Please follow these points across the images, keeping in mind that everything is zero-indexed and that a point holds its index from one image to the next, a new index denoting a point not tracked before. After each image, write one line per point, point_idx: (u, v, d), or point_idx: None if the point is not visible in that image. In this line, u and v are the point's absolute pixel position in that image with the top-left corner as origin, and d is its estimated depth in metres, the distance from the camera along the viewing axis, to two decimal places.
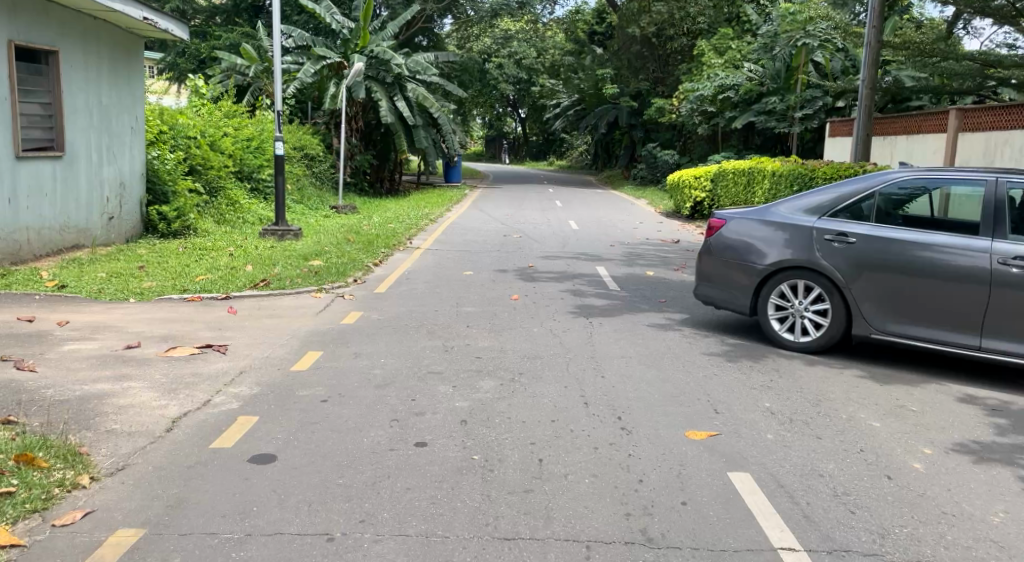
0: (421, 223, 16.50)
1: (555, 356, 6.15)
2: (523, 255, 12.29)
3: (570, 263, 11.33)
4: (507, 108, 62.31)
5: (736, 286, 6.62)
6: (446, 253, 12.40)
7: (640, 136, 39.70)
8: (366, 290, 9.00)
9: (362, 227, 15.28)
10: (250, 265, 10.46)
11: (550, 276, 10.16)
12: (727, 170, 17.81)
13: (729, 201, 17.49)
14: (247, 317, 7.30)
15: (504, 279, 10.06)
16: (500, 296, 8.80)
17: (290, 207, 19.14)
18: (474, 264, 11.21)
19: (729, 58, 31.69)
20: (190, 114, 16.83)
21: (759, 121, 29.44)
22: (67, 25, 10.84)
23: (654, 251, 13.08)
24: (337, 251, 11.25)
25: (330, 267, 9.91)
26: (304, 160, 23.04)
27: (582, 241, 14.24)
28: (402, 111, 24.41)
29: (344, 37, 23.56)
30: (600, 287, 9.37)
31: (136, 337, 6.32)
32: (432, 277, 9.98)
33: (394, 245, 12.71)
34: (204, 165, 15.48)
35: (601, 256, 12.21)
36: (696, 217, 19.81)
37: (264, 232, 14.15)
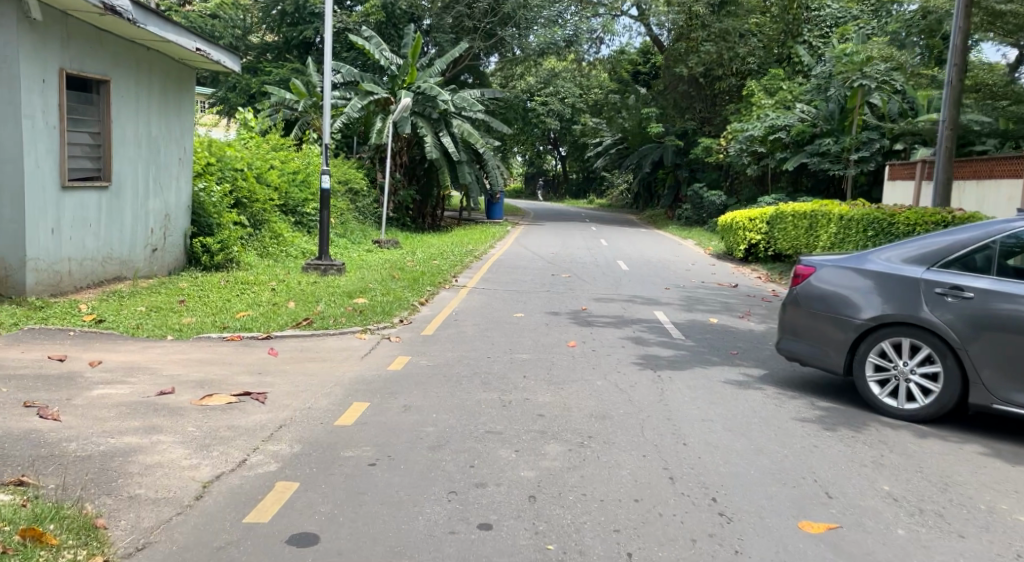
0: (467, 260, 16.03)
1: (626, 416, 5.53)
2: (576, 296, 11.71)
3: (626, 307, 10.73)
4: (548, 146, 62.20)
5: (830, 342, 6.06)
6: (494, 292, 11.87)
7: (686, 176, 39.03)
8: (413, 331, 8.48)
9: (406, 262, 14.84)
10: (292, 302, 10.02)
11: (607, 321, 9.57)
12: (785, 212, 17.09)
13: (789, 244, 16.77)
14: (289, 360, 6.81)
15: (558, 322, 9.48)
16: (556, 342, 8.21)
17: (333, 241, 18.85)
18: (526, 304, 10.67)
19: (779, 98, 30.98)
20: (236, 147, 16.65)
21: (812, 163, 28.74)
22: (120, 54, 10.62)
23: (713, 296, 12.42)
24: (383, 289, 10.77)
25: (375, 306, 9.43)
26: (348, 194, 22.83)
27: (636, 283, 13.61)
28: (447, 146, 24.14)
29: (392, 73, 23.62)
30: (662, 335, 8.75)
31: (170, 381, 5.85)
32: (481, 319, 9.44)
33: (440, 282, 12.22)
34: (250, 198, 15.27)
35: (657, 300, 11.59)
36: (751, 259, 19.08)
37: (307, 266, 13.80)
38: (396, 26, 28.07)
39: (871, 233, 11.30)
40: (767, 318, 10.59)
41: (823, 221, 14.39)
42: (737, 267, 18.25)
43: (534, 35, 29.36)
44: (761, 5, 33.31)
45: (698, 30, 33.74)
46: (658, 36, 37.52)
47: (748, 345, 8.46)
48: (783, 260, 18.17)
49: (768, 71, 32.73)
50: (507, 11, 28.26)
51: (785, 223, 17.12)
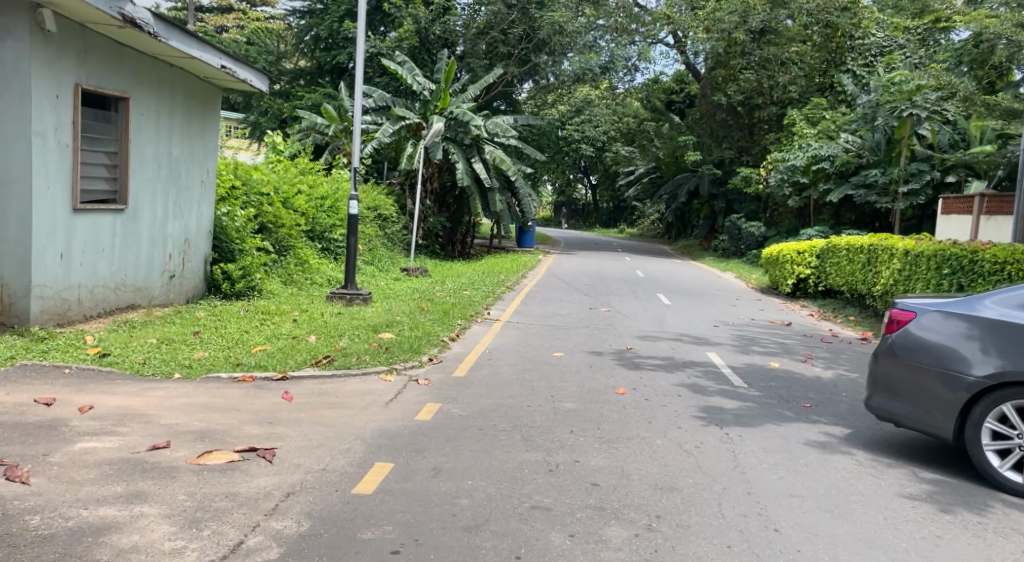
0: (499, 291, 15.27)
1: (696, 490, 4.67)
2: (619, 332, 10.86)
3: (675, 347, 9.87)
4: (578, 174, 61.51)
5: (935, 403, 5.40)
6: (531, 327, 11.07)
7: (722, 207, 38.00)
8: (445, 371, 7.69)
9: (436, 293, 14.11)
10: (314, 335, 9.27)
11: (657, 363, 8.72)
12: (838, 246, 16.19)
13: (841, 281, 15.84)
14: (306, 405, 6.05)
15: (604, 363, 8.65)
16: (603, 387, 7.38)
17: (360, 269, 18.21)
18: (566, 342, 9.85)
19: (822, 128, 29.96)
20: (263, 170, 16.12)
21: (857, 194, 27.74)
22: (142, 70, 10.05)
23: (766, 336, 11.51)
24: (410, 322, 10.03)
25: (402, 341, 8.67)
26: (377, 220, 22.23)
27: (681, 318, 12.72)
28: (479, 173, 23.51)
29: (424, 98, 23.07)
30: (721, 381, 7.88)
31: (168, 431, 5.10)
32: (519, 358, 8.63)
33: (472, 315, 11.44)
34: (276, 224, 14.71)
35: (708, 339, 10.71)
36: (798, 294, 18.13)
37: (332, 296, 13.14)
38: (430, 51, 27.64)
39: (944, 271, 10.39)
40: (831, 363, 9.68)
41: (883, 256, 13.46)
42: (785, 303, 17.27)
43: (569, 61, 28.73)
44: (803, 33, 32.44)
45: (738, 58, 32.90)
46: (695, 64, 36.73)
47: (818, 397, 7.56)
48: (834, 296, 17.17)
49: (810, 100, 31.78)
50: (543, 37, 27.65)
51: (838, 258, 16.16)
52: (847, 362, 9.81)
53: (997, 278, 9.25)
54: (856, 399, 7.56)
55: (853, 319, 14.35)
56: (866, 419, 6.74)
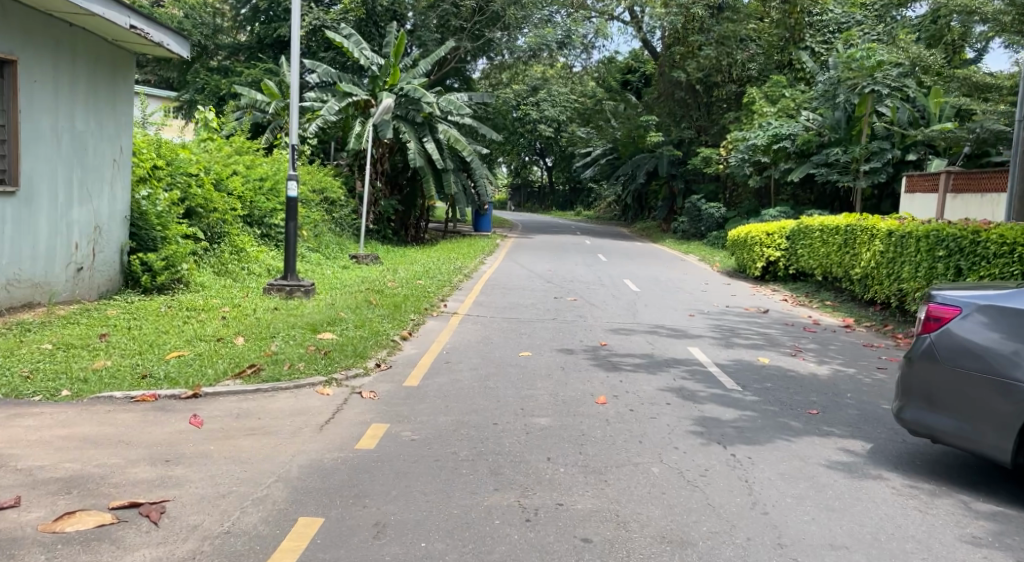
0: (455, 279, 14.13)
1: (715, 546, 3.66)
2: (590, 326, 9.83)
3: (653, 342, 8.87)
4: (533, 156, 60.32)
5: (986, 417, 4.52)
6: (491, 321, 9.98)
7: (681, 188, 37.24)
8: (397, 380, 6.55)
9: (386, 283, 12.93)
10: (241, 336, 8.04)
11: (637, 362, 7.69)
12: (810, 226, 15.42)
13: (815, 263, 15.06)
14: (220, 433, 4.87)
15: (578, 363, 7.60)
16: (580, 396, 6.33)
17: (304, 256, 16.87)
18: (533, 339, 8.77)
19: (782, 106, 29.29)
20: (192, 150, 14.69)
21: (819, 173, 27.10)
22: (32, 29, 8.65)
23: (747, 325, 10.59)
24: (355, 318, 8.87)
25: (343, 343, 7.50)
26: (323, 203, 20.83)
27: (653, 307, 11.76)
28: (431, 153, 22.22)
29: (372, 74, 21.68)
30: (713, 383, 6.87)
31: (25, 480, 3.91)
32: (481, 360, 7.52)
33: (426, 308, 10.29)
34: (205, 207, 13.56)
35: (685, 331, 9.74)
36: (767, 278, 17.34)
37: (269, 288, 11.91)
38: (377, 24, 26.17)
39: (938, 254, 9.57)
40: (823, 357, 8.78)
41: (862, 237, 12.64)
42: (756, 286, 16.45)
43: (524, 36, 27.56)
44: (760, 10, 31.78)
45: (697, 34, 32.15)
46: (652, 41, 35.85)
47: (822, 400, 6.60)
48: (805, 279, 16.40)
49: (769, 78, 31.01)
50: (496, 10, 26.52)
51: (811, 239, 15.35)
52: (840, 354, 8.91)
53: (1005, 260, 8.41)
54: (864, 402, 6.62)
55: (830, 304, 13.56)
56: (886, 427, 5.79)
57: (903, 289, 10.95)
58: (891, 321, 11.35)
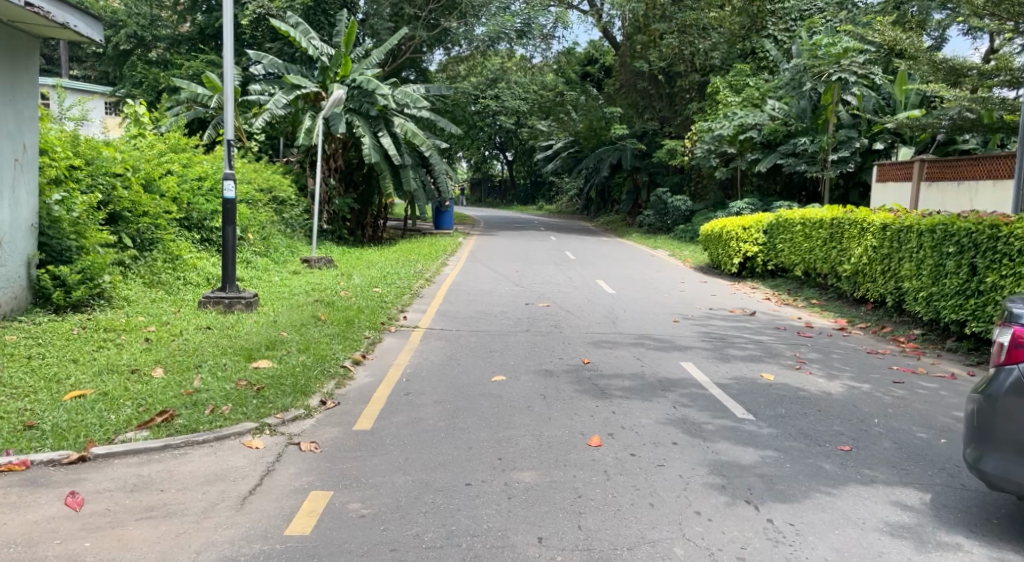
0: (414, 284, 12.96)
1: None
2: (568, 339, 8.74)
3: (641, 357, 7.82)
4: (493, 151, 59.11)
5: None
6: (456, 335, 8.87)
7: (645, 181, 36.32)
8: (344, 423, 5.41)
9: (338, 291, 11.74)
10: (161, 367, 6.92)
11: (626, 386, 6.58)
12: (791, 219, 14.54)
13: (797, 258, 14.17)
14: (104, 520, 3.78)
15: (560, 389, 6.49)
16: (567, 436, 5.24)
17: (250, 261, 15.53)
18: (505, 358, 7.64)
19: (746, 95, 28.49)
20: (118, 149, 13.28)
21: (787, 164, 26.34)
22: None
23: (736, 331, 9.61)
24: (297, 338, 7.73)
25: (281, 373, 6.36)
26: (271, 203, 19.42)
27: (632, 312, 10.78)
28: (387, 148, 20.93)
29: (322, 64, 20.34)
30: (721, 410, 5.78)
31: None
32: (447, 388, 6.39)
33: (381, 322, 9.14)
34: (134, 211, 12.38)
35: (674, 341, 8.66)
36: (744, 274, 16.44)
37: (205, 301, 10.72)
38: (326, 12, 24.70)
39: (947, 250, 8.71)
40: (830, 367, 7.79)
41: (851, 231, 11.71)
42: (734, 284, 15.53)
43: (482, 25, 26.32)
44: None
45: (659, 22, 31.25)
46: (612, 31, 34.81)
47: (850, 428, 5.56)
48: (785, 275, 15.52)
49: (733, 67, 30.14)
50: None
51: (792, 233, 14.45)
52: (847, 364, 7.88)
53: None
54: (899, 429, 5.59)
55: (817, 302, 12.63)
56: (939, 469, 4.78)
57: (902, 288, 10.04)
58: (887, 321, 10.46)
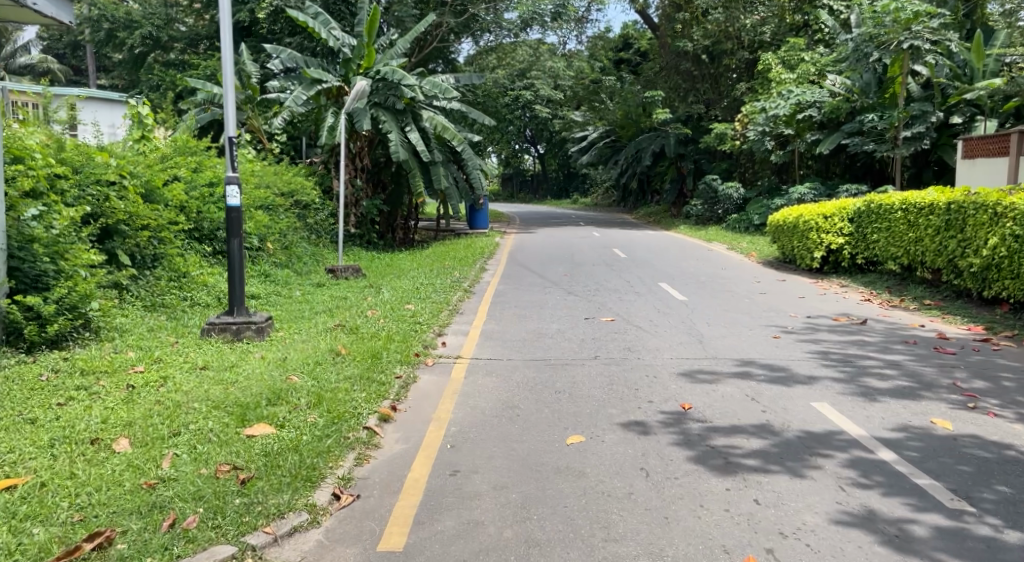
0: (453, 296, 11.19)
1: None
2: (652, 370, 6.87)
3: (760, 396, 5.96)
4: (524, 145, 57.33)
5: None
6: (511, 368, 7.07)
7: (690, 168, 34.17)
8: (362, 540, 3.71)
9: (366, 309, 10.00)
10: (125, 436, 5.25)
11: (759, 449, 4.73)
12: (886, 205, 12.54)
13: (898, 248, 12.16)
14: None
15: (667, 456, 4.66)
16: (704, 554, 3.48)
17: (270, 272, 13.91)
18: (578, 404, 5.82)
19: (802, 71, 26.26)
20: (113, 154, 11.69)
21: (852, 143, 23.95)
22: None
23: (862, 350, 7.69)
24: (309, 385, 5.99)
25: (279, 449, 4.64)
26: (294, 207, 17.79)
27: (718, 326, 8.91)
28: (416, 144, 19.14)
29: (344, 57, 18.71)
30: (922, 498, 3.93)
31: None
32: (509, 461, 4.61)
33: (416, 353, 7.36)
34: (132, 223, 10.77)
35: (789, 369, 6.74)
36: (827, 269, 14.46)
37: (209, 328, 9.09)
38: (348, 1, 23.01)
39: None
40: (1018, 401, 5.85)
41: (977, 218, 9.77)
42: (818, 282, 13.55)
43: (514, 9, 24.55)
44: None
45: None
46: (650, 11, 32.72)
47: None
48: (878, 269, 13.46)
49: (785, 41, 27.84)
50: None
51: (889, 221, 12.44)
52: None
53: None
54: None
55: (933, 304, 10.60)
56: None
57: None
58: None
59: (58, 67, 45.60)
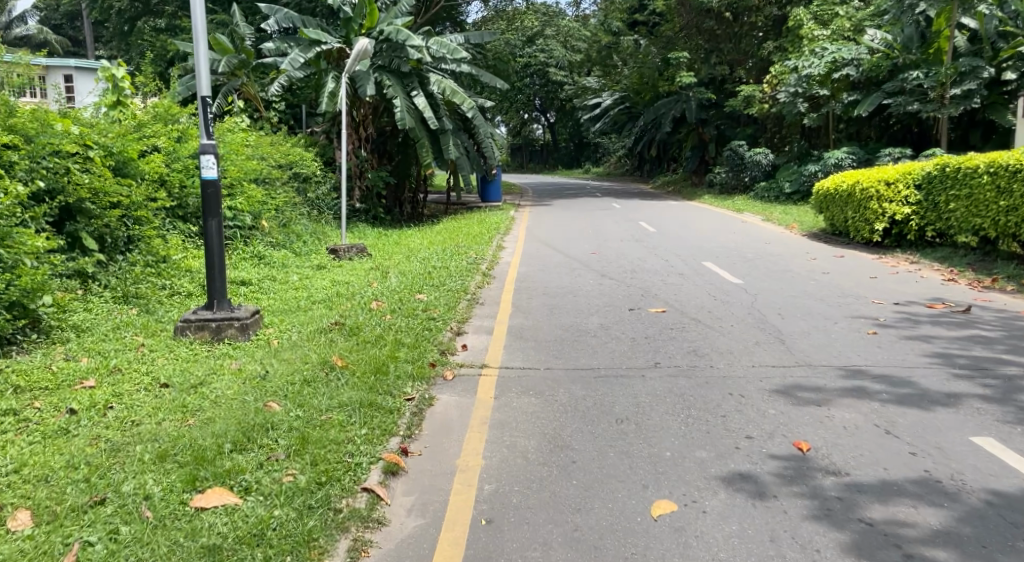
0: (470, 283, 9.63)
1: None
2: (736, 385, 5.35)
3: (897, 426, 4.49)
4: (534, 113, 55.44)
5: None
6: (554, 383, 5.55)
7: (712, 135, 32.29)
8: None
9: (369, 301, 8.43)
10: (27, 503, 3.67)
11: (943, 527, 3.26)
12: (966, 169, 10.95)
13: (982, 218, 10.56)
14: None
15: (810, 540, 3.20)
16: None
17: (264, 253, 12.38)
18: (653, 443, 4.31)
19: (836, 27, 24.41)
20: (76, 122, 10.10)
21: (894, 104, 21.83)
22: None
23: (993, 350, 6.17)
24: (290, 417, 4.47)
25: (234, 544, 3.19)
26: (293, 180, 16.19)
27: (797, 319, 7.35)
28: (424, 110, 17.46)
29: (344, 15, 16.99)
30: None
31: None
32: (575, 555, 3.18)
33: (430, 364, 5.82)
34: (100, 201, 9.16)
35: (915, 383, 5.24)
36: (889, 242, 12.90)
37: (183, 327, 7.52)
38: None
39: None
40: None
41: None
42: (882, 258, 11.98)
43: None
44: None
45: None
46: None
47: None
48: (951, 242, 11.87)
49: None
50: None
51: (970, 188, 10.86)
52: None
53: None
54: None
55: None
56: None
57: None
58: None
59: (55, 37, 43.85)
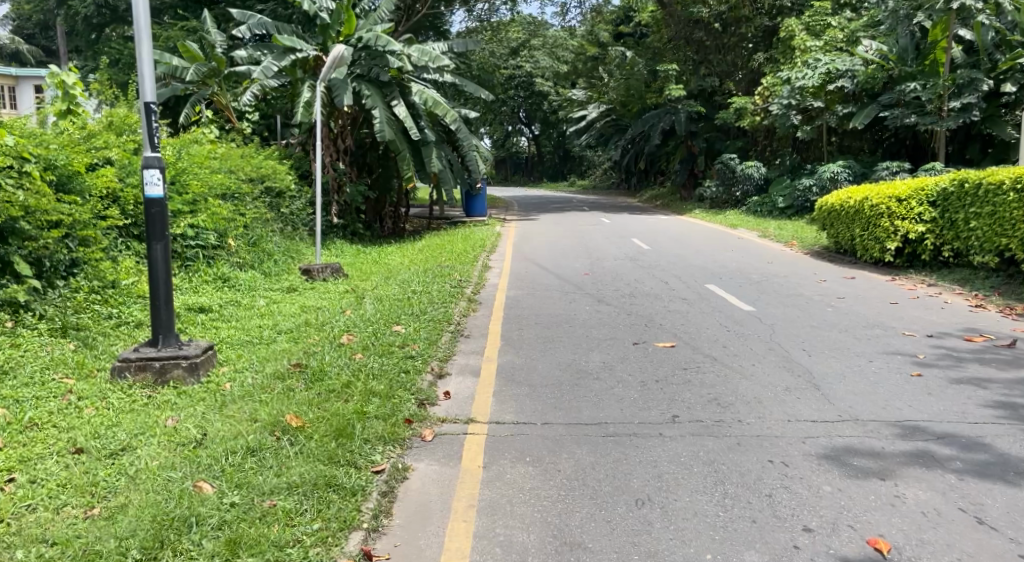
0: (454, 311, 8.65)
1: None
2: (775, 449, 4.42)
3: (986, 513, 3.60)
4: (518, 126, 54.77)
5: None
6: (554, 444, 4.60)
7: (701, 147, 31.41)
8: None
9: (339, 334, 7.41)
10: None
11: None
12: (989, 184, 10.14)
13: (1009, 237, 9.73)
14: None
15: None
16: None
17: (229, 274, 11.33)
18: (685, 543, 3.40)
19: (829, 38, 23.76)
20: (15, 132, 9.07)
21: (890, 117, 21.04)
22: None
23: None
24: (224, 508, 3.51)
25: None
26: (265, 195, 15.06)
27: (826, 357, 6.44)
28: (405, 121, 16.53)
29: (321, 22, 16.08)
30: None
31: None
32: None
33: (404, 420, 4.83)
34: (37, 221, 8.07)
35: (992, 448, 4.34)
36: (902, 262, 12.08)
37: (122, 368, 6.46)
38: None
39: None
40: None
41: None
42: (897, 280, 11.15)
43: None
44: None
45: None
46: None
47: None
48: (969, 263, 11.05)
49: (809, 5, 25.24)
50: None
51: (994, 205, 10.05)
52: None
53: None
54: None
55: None
56: None
57: None
58: None
59: (28, 48, 42.79)
